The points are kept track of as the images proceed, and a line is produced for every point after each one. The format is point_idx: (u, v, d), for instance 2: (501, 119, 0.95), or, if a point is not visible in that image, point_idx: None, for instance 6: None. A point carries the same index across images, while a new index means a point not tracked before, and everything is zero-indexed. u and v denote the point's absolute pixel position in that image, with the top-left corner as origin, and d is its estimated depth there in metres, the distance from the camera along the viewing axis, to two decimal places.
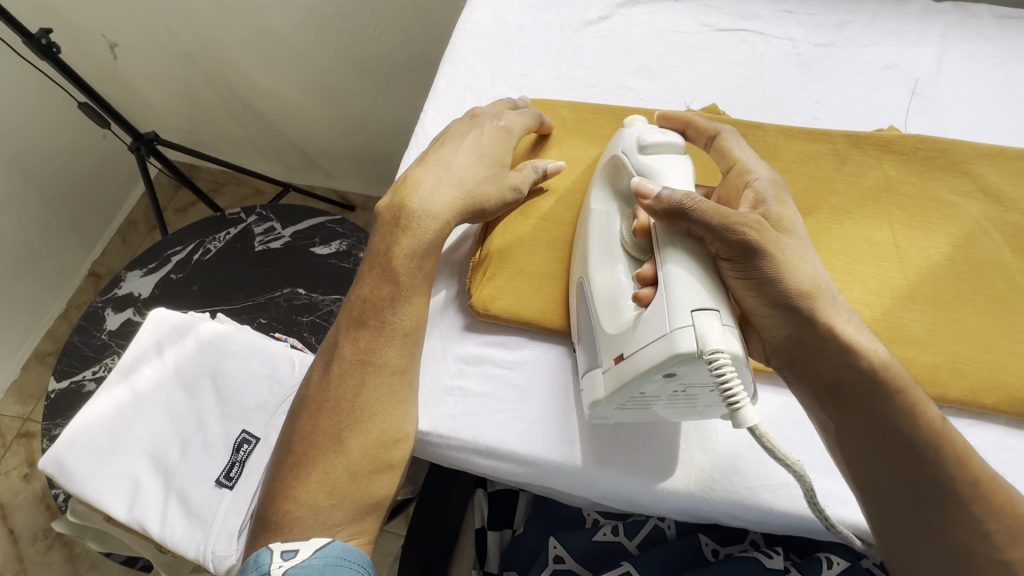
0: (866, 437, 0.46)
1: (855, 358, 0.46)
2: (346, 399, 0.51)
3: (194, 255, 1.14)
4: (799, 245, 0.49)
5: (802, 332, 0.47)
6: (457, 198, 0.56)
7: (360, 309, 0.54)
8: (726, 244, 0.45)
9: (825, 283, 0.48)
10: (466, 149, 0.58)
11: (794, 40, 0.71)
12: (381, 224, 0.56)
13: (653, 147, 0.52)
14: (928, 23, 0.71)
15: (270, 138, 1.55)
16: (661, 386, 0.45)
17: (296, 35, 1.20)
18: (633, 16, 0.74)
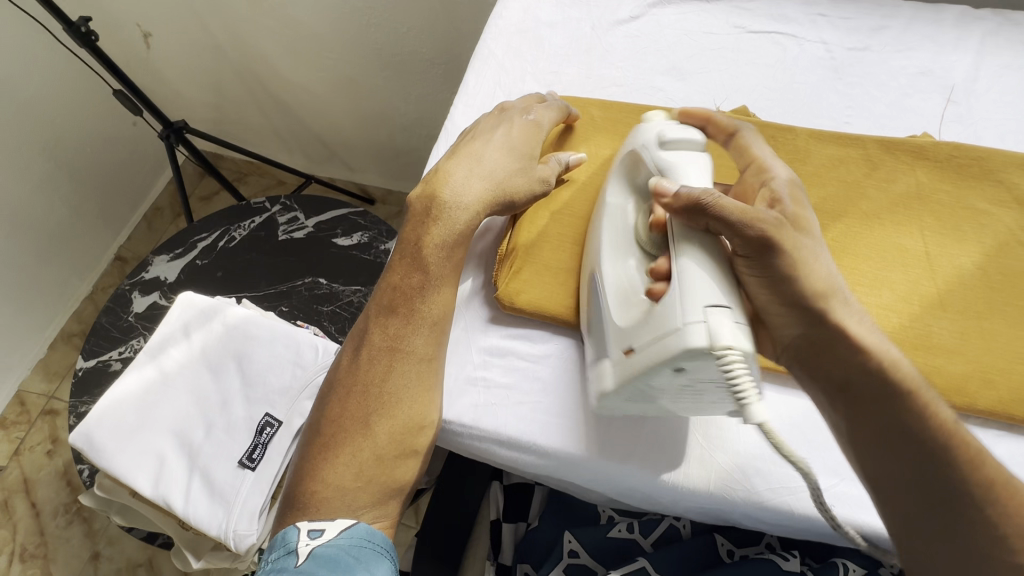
0: (876, 436, 0.45)
1: (869, 358, 0.45)
2: (374, 385, 0.52)
3: (219, 242, 1.16)
4: (814, 245, 0.48)
5: (813, 332, 0.46)
6: (489, 191, 0.57)
7: (391, 297, 0.55)
8: (744, 240, 0.45)
9: (838, 283, 0.47)
10: (497, 141, 0.59)
11: (827, 44, 0.71)
12: (413, 214, 0.57)
13: (671, 143, 0.51)
14: (965, 29, 0.70)
15: (294, 130, 1.58)
16: (667, 379, 0.45)
17: (325, 29, 1.22)
18: (664, 16, 0.75)
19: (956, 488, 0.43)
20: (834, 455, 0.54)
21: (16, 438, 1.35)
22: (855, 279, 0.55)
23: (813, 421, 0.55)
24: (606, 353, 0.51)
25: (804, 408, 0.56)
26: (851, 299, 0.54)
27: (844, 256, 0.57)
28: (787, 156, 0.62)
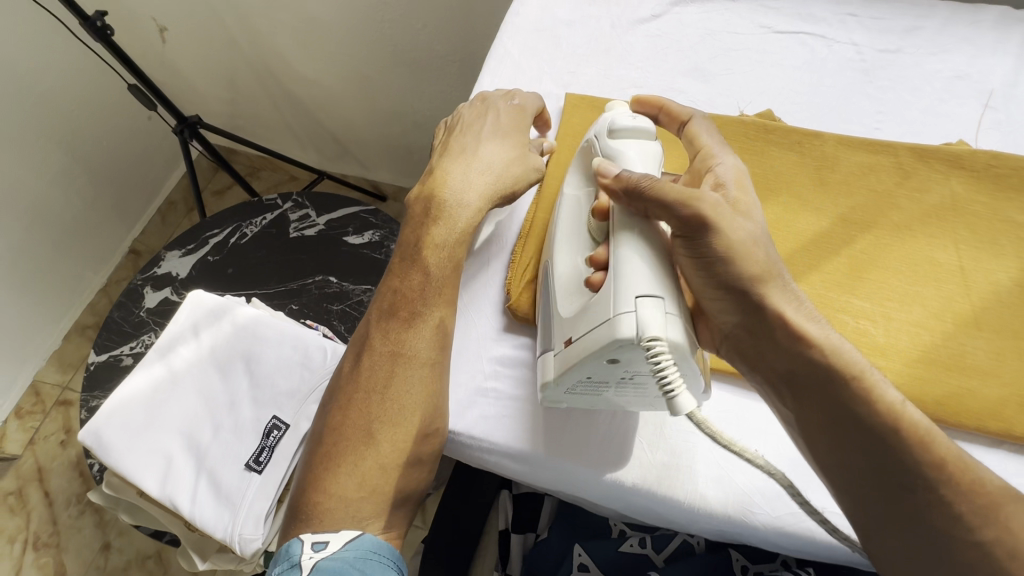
0: (822, 427, 0.43)
1: (811, 345, 0.43)
2: (375, 391, 0.51)
3: (231, 239, 1.16)
4: (753, 227, 0.46)
5: (751, 319, 0.45)
6: (492, 184, 0.55)
7: (392, 301, 0.53)
8: (680, 222, 0.45)
9: (779, 268, 0.46)
10: (488, 134, 0.58)
11: (858, 45, 0.68)
12: (413, 215, 0.55)
13: (621, 132, 0.52)
14: (1005, 31, 0.67)
15: (307, 126, 1.57)
16: (606, 370, 0.45)
17: (339, 25, 1.21)
18: (687, 16, 0.72)
19: (910, 477, 0.41)
20: None
21: (30, 428, 1.37)
22: (884, 294, 0.53)
23: None
24: (551, 345, 0.50)
25: None
26: (879, 315, 0.52)
27: (872, 269, 0.54)
28: (814, 162, 0.59)
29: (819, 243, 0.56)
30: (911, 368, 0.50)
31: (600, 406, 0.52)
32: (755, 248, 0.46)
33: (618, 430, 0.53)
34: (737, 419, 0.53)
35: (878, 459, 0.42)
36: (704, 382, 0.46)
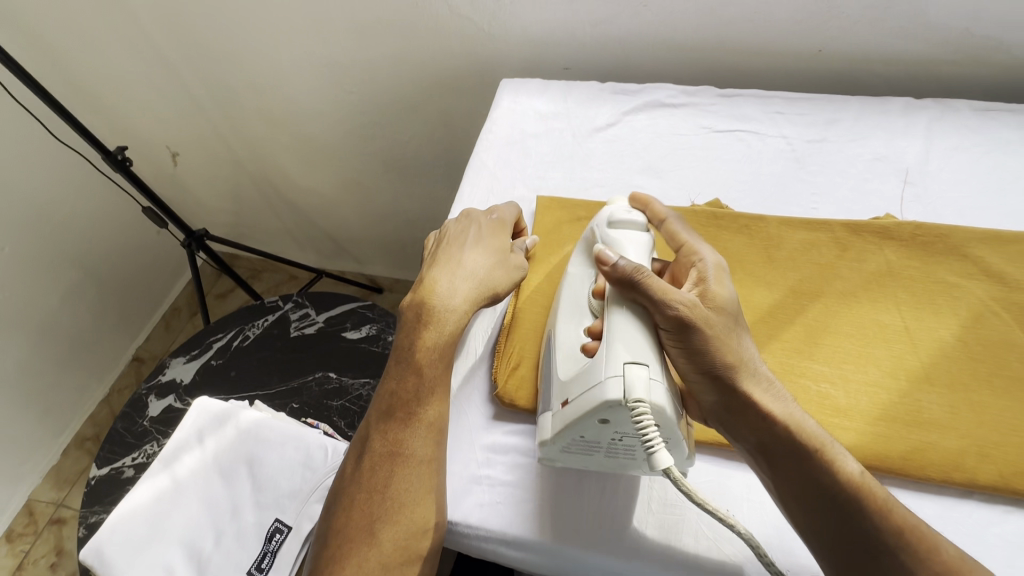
0: (791, 494, 0.47)
1: (780, 420, 0.48)
2: (377, 491, 0.53)
3: (233, 341, 1.21)
4: (731, 323, 0.51)
5: (728, 398, 0.50)
6: (475, 289, 0.62)
7: (389, 403, 0.57)
8: (664, 319, 0.50)
9: (753, 353, 0.51)
10: (471, 244, 0.65)
11: (788, 137, 0.78)
12: (406, 320, 0.61)
13: (617, 222, 0.59)
14: (912, 117, 0.77)
15: (306, 229, 1.68)
16: (583, 427, 0.49)
17: (335, 141, 1.34)
18: (637, 122, 0.83)
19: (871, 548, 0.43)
20: None
21: (20, 551, 1.33)
22: (840, 357, 0.58)
23: None
24: (548, 408, 0.54)
25: None
26: (838, 376, 0.56)
27: (827, 336, 0.59)
28: (761, 242, 0.67)
29: (776, 314, 0.61)
30: (874, 426, 0.53)
31: (600, 467, 0.55)
32: (732, 337, 0.51)
33: (612, 507, 0.55)
34: (720, 488, 0.55)
35: (841, 529, 0.45)
36: (686, 450, 0.50)
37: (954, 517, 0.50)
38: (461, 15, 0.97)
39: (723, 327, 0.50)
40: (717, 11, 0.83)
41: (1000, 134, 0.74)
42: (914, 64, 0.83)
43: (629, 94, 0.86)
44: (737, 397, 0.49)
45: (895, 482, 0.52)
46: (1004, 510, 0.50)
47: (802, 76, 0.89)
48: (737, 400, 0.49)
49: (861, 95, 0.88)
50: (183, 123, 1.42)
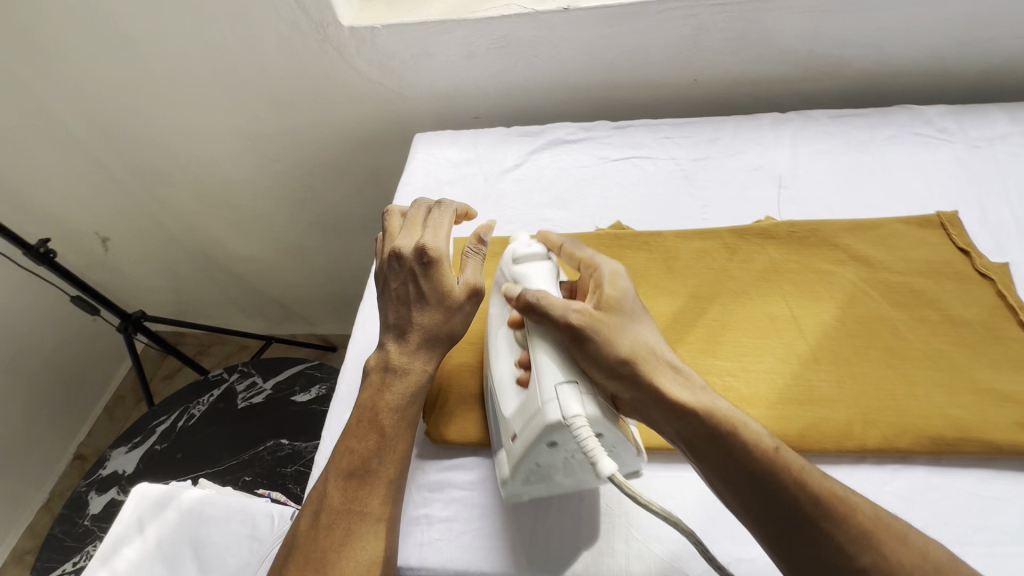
0: (722, 476, 0.49)
1: (692, 406, 0.50)
2: (331, 549, 0.53)
3: (178, 423, 1.17)
4: (627, 321, 0.55)
5: (642, 392, 0.52)
6: (427, 347, 0.61)
7: (349, 462, 0.56)
8: (566, 333, 0.53)
9: (656, 343, 0.55)
10: (411, 291, 0.61)
11: (676, 159, 0.86)
12: (370, 380, 0.60)
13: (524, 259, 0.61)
14: (780, 128, 0.87)
15: (250, 297, 1.67)
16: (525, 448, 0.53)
17: (266, 208, 1.36)
18: (542, 160, 0.90)
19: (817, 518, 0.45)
20: None
21: None
22: (739, 351, 0.63)
23: None
24: (502, 445, 0.57)
25: None
26: (739, 369, 0.61)
27: (727, 333, 0.64)
28: (661, 256, 0.72)
29: (681, 319, 0.66)
30: (774, 410, 0.58)
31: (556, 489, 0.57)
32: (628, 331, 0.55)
33: (549, 519, 0.57)
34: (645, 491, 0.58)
35: (781, 503, 0.46)
36: (633, 445, 0.53)
37: (850, 482, 0.55)
38: (371, 80, 1.04)
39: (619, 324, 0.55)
40: (599, 54, 0.93)
41: (854, 134, 0.84)
42: (776, 82, 0.93)
43: (533, 135, 0.93)
44: (649, 386, 0.52)
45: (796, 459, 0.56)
46: (893, 469, 0.55)
47: (685, 102, 0.99)
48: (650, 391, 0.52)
49: (738, 114, 0.99)
50: (111, 206, 1.40)
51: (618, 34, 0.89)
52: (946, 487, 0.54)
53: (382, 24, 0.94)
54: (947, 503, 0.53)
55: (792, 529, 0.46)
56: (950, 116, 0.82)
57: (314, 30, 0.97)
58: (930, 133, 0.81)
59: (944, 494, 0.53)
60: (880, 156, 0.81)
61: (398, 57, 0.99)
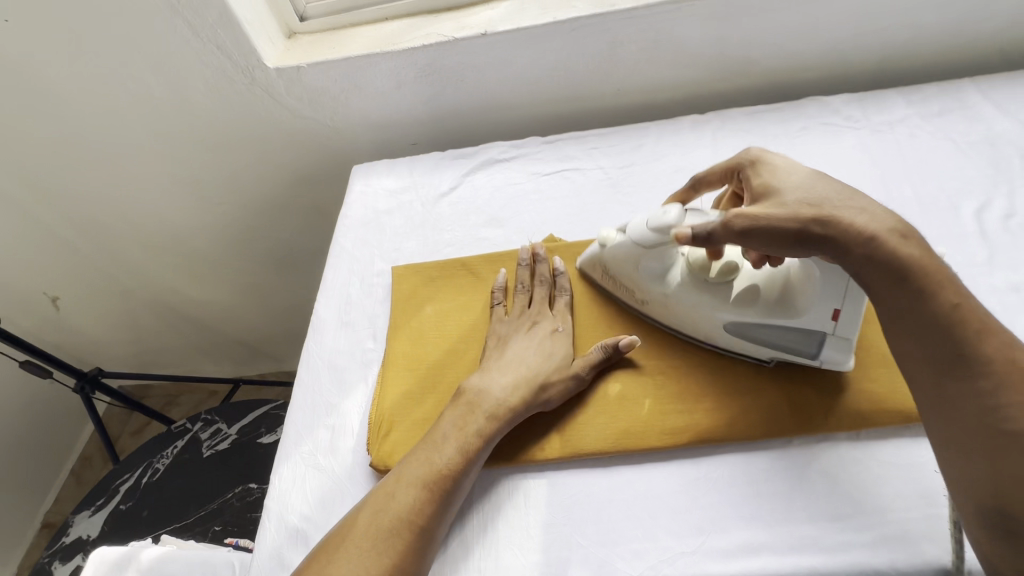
0: (907, 328, 0.48)
1: (885, 240, 0.49)
2: (389, 554, 0.51)
3: (142, 479, 1.15)
4: (795, 186, 0.55)
5: (835, 246, 0.51)
6: (523, 380, 0.61)
7: (427, 472, 0.55)
8: (742, 231, 0.54)
9: (845, 197, 0.52)
10: (522, 344, 0.65)
11: (604, 168, 0.88)
12: (464, 394, 0.61)
13: (655, 226, 0.60)
14: (699, 130, 0.90)
15: (213, 341, 1.65)
16: (797, 341, 0.59)
17: (216, 251, 1.34)
18: (477, 180, 0.91)
19: (988, 377, 0.45)
20: (705, 509, 0.54)
21: None
22: (671, 351, 0.65)
23: (691, 483, 0.56)
24: (819, 332, 0.58)
25: (681, 479, 0.56)
26: (669, 367, 0.63)
27: (656, 336, 0.66)
28: None
29: (612, 326, 0.68)
30: (701, 405, 0.59)
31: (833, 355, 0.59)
32: (808, 194, 0.53)
33: (484, 539, 0.56)
34: (586, 496, 0.57)
35: (964, 357, 0.46)
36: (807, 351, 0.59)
37: (778, 462, 0.56)
38: (306, 117, 1.05)
39: (795, 194, 0.54)
40: (522, 74, 0.96)
41: (767, 129, 0.87)
42: (694, 86, 0.98)
43: (467, 157, 0.94)
44: (846, 245, 0.51)
45: (727, 448, 0.57)
46: (820, 448, 0.56)
47: (611, 111, 1.02)
48: (856, 250, 0.50)
49: (663, 118, 1.03)
50: (58, 261, 1.34)
51: (536, 53, 0.92)
52: (866, 459, 0.55)
53: (308, 63, 0.95)
54: (869, 474, 0.54)
55: (947, 389, 0.46)
56: (854, 104, 0.87)
57: (240, 74, 0.98)
58: (838, 121, 0.86)
59: (866, 466, 0.54)
60: (792, 147, 0.84)
61: (328, 92, 1.00)
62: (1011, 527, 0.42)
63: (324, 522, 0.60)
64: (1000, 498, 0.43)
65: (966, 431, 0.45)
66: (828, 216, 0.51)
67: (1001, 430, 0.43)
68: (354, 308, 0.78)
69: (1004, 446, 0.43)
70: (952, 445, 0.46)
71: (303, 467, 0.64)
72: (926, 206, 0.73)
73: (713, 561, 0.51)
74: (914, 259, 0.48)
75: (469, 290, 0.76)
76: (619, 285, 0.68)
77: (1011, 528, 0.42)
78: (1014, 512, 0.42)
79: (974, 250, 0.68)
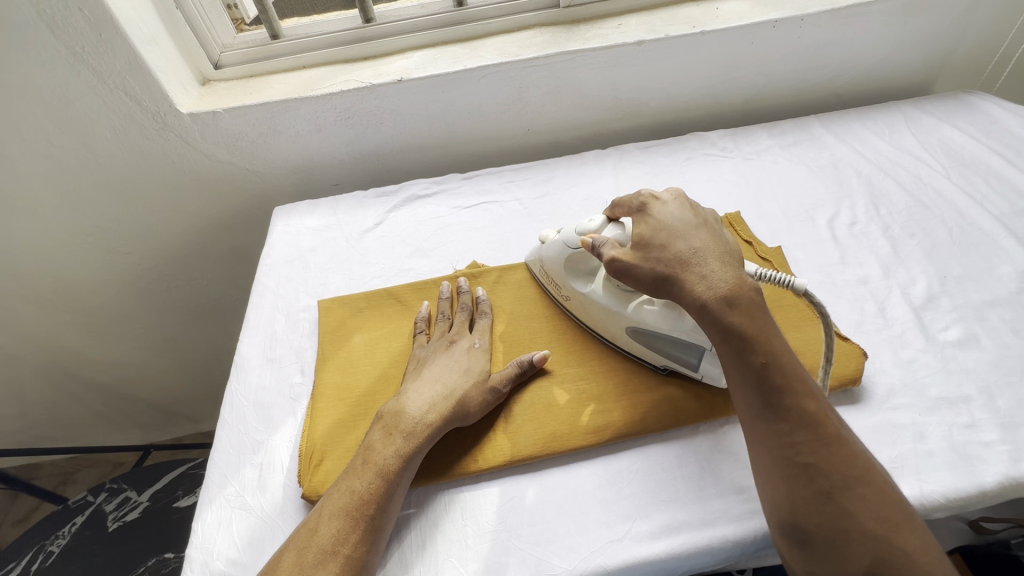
0: (738, 377, 0.55)
1: (712, 302, 0.55)
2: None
3: (31, 566, 0.98)
4: (660, 235, 0.60)
5: (683, 301, 0.57)
6: (441, 399, 0.63)
7: (348, 501, 0.55)
8: (616, 269, 0.62)
9: (699, 255, 0.57)
10: (440, 365, 0.67)
11: (520, 199, 0.95)
12: (382, 422, 0.62)
13: (581, 231, 0.69)
14: (603, 162, 1.00)
15: (118, 405, 1.50)
16: (681, 348, 0.64)
17: (122, 304, 1.25)
18: (401, 215, 0.94)
19: (785, 421, 0.52)
20: (629, 499, 0.58)
21: None
22: (588, 359, 0.70)
23: (615, 479, 0.60)
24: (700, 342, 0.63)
25: (607, 475, 0.60)
26: (589, 373, 0.69)
27: (576, 346, 0.72)
28: (514, 284, 0.80)
29: (536, 341, 0.73)
30: (619, 403, 0.65)
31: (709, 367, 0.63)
32: (668, 249, 0.59)
33: (422, 557, 0.56)
34: (520, 502, 0.59)
35: (771, 405, 0.53)
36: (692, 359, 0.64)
37: (691, 448, 0.62)
38: (224, 162, 1.05)
39: (658, 245, 0.60)
40: (439, 118, 1.03)
41: (660, 160, 0.99)
42: (594, 126, 1.09)
43: (390, 195, 0.98)
44: (684, 302, 0.57)
45: (645, 441, 0.63)
46: (722, 431, 0.63)
47: (523, 149, 1.11)
48: (692, 310, 0.56)
49: (570, 154, 1.13)
50: None
51: (452, 97, 0.99)
52: None
53: (224, 108, 0.96)
54: None
55: (769, 430, 0.53)
56: (728, 138, 1.02)
57: (150, 119, 0.96)
58: (716, 152, 0.99)
59: None
60: (682, 174, 0.96)
61: (247, 136, 1.01)
62: (803, 539, 0.50)
63: (253, 562, 0.58)
64: (796, 518, 0.50)
65: (770, 463, 0.52)
66: (677, 275, 0.57)
67: (794, 463, 0.51)
68: (279, 345, 0.77)
69: (798, 476, 0.51)
70: (769, 475, 0.53)
71: (228, 509, 0.61)
72: (791, 218, 0.86)
73: (640, 545, 0.55)
74: (734, 321, 0.54)
75: (398, 318, 0.78)
76: (551, 282, 0.75)
77: (803, 540, 0.50)
78: (805, 527, 0.50)
79: (830, 252, 0.80)
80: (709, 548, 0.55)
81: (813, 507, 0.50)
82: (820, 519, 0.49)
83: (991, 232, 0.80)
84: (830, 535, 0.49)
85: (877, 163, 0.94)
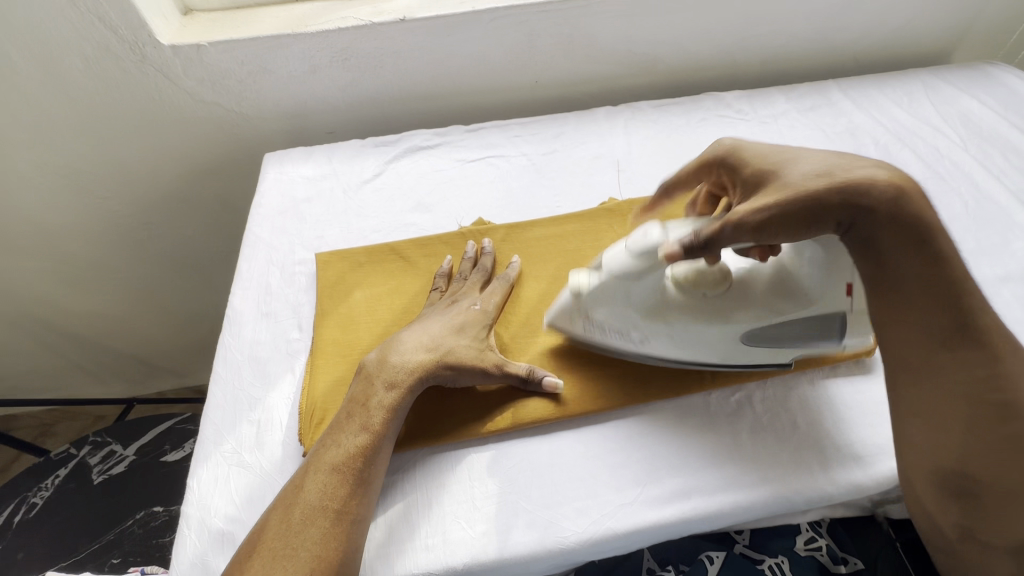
0: (920, 298, 0.49)
1: (900, 204, 0.48)
2: (306, 547, 0.48)
3: (15, 517, 0.96)
4: (786, 164, 0.53)
5: (857, 216, 0.49)
6: (429, 354, 0.60)
7: (336, 454, 0.54)
8: (755, 222, 0.50)
9: (844, 162, 0.51)
10: (434, 320, 0.64)
11: (528, 154, 0.91)
12: (363, 375, 0.59)
13: (636, 249, 0.55)
14: (614, 120, 0.96)
15: (97, 357, 1.44)
16: (784, 340, 0.59)
17: (100, 252, 1.18)
18: (401, 167, 0.89)
19: (977, 348, 0.48)
20: (640, 463, 0.58)
21: None
22: None
23: (625, 443, 0.59)
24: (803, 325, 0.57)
25: (617, 439, 0.59)
26: None
27: None
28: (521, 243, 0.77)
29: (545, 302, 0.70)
30: (632, 368, 0.64)
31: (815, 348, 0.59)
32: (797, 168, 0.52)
33: (429, 516, 0.55)
34: (528, 464, 0.58)
35: (962, 329, 0.48)
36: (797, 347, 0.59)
37: (703, 415, 0.61)
38: (208, 102, 0.97)
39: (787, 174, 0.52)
40: (442, 64, 0.96)
41: (673, 119, 0.95)
42: (605, 81, 1.04)
43: (389, 145, 0.92)
44: (863, 209, 0.48)
45: (655, 405, 0.62)
46: (736, 398, 0.62)
47: (530, 102, 1.06)
48: (876, 218, 0.49)
49: (578, 110, 1.08)
50: None
51: (456, 42, 0.93)
52: (774, 405, 0.61)
53: (209, 42, 0.88)
54: (774, 415, 0.60)
55: (951, 360, 0.48)
56: (744, 99, 0.97)
57: (128, 51, 0.88)
58: (731, 114, 0.95)
59: (771, 408, 0.61)
60: (696, 135, 0.92)
61: (234, 75, 0.94)
62: (966, 491, 0.48)
63: (253, 520, 0.56)
64: (966, 469, 0.47)
65: (950, 402, 0.48)
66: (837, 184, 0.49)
67: (983, 400, 0.47)
68: (275, 299, 0.73)
69: (986, 418, 0.47)
70: (940, 417, 0.49)
71: (225, 466, 0.59)
72: None
73: (651, 508, 0.55)
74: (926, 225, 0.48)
75: (400, 275, 0.74)
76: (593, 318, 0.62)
77: (967, 492, 0.48)
78: (975, 478, 0.47)
79: None
80: (719, 512, 0.55)
81: (993, 455, 0.47)
82: (999, 470, 0.46)
83: (1006, 207, 0.79)
84: (1003, 488, 0.46)
85: (895, 131, 0.91)
